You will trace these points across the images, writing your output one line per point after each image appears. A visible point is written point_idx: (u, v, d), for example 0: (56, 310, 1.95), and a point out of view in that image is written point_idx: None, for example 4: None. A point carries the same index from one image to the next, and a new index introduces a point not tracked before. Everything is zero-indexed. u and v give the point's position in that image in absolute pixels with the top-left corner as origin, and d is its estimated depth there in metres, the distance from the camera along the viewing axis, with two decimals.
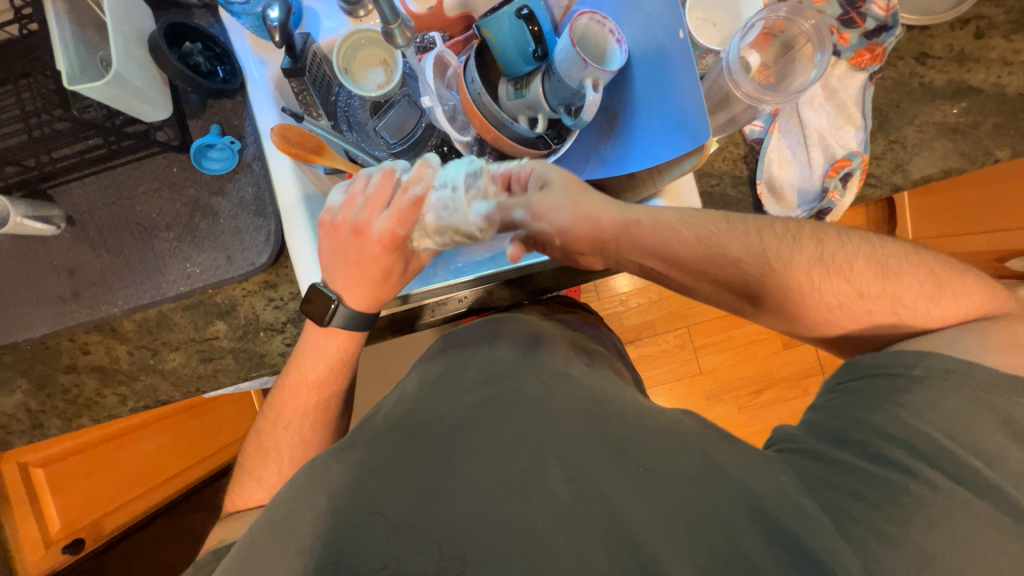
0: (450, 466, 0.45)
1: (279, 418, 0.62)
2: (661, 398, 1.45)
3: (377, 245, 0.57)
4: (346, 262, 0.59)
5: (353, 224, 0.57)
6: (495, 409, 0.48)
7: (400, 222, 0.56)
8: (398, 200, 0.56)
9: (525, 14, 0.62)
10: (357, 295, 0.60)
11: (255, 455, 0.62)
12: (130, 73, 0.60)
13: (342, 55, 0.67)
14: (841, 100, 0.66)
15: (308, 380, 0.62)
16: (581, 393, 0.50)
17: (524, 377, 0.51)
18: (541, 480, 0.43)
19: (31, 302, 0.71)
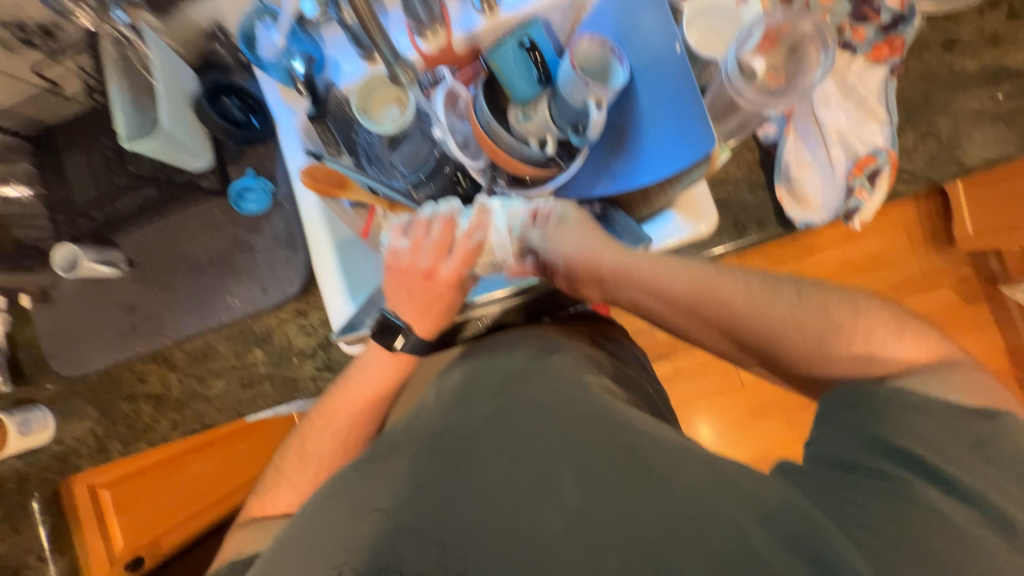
0: (463, 475, 0.45)
1: (323, 430, 0.62)
2: (703, 415, 1.38)
3: (444, 285, 0.61)
4: (413, 300, 0.62)
5: (421, 270, 0.60)
6: (508, 416, 0.50)
7: (465, 264, 0.59)
8: (462, 245, 0.59)
9: (527, 45, 0.66)
10: (423, 325, 0.63)
11: (290, 463, 0.62)
12: (177, 130, 0.68)
13: (359, 96, 0.71)
14: (862, 97, 0.63)
15: (355, 393, 0.64)
16: (589, 400, 0.51)
17: (537, 386, 0.53)
18: (553, 485, 0.43)
19: (97, 337, 0.79)
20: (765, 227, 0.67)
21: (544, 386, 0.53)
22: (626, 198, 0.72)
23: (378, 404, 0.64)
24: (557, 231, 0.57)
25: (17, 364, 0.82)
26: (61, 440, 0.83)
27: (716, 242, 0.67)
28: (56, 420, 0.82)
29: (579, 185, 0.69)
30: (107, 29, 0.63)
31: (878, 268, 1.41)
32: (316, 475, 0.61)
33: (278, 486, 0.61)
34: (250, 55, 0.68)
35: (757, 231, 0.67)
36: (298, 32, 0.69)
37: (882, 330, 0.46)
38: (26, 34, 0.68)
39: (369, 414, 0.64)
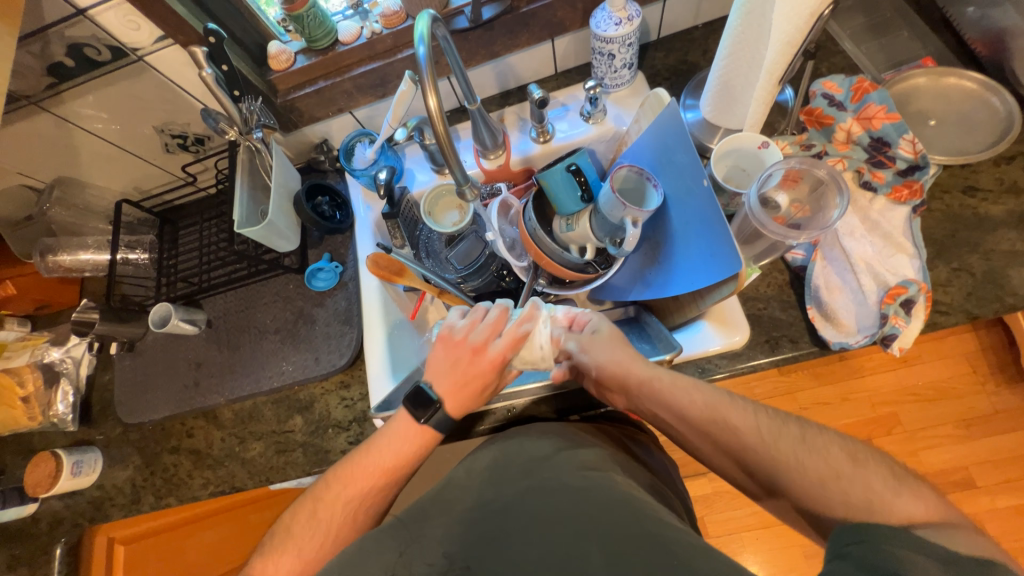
0: (497, 543, 0.52)
1: (338, 493, 0.62)
2: (748, 548, 1.28)
3: (487, 364, 0.63)
4: (453, 372, 0.63)
5: (470, 342, 0.64)
6: (539, 493, 0.56)
7: (512, 347, 0.63)
8: (511, 329, 0.63)
9: (573, 169, 0.76)
10: (457, 402, 0.63)
11: (300, 526, 0.62)
12: (278, 219, 0.81)
13: (428, 201, 0.84)
14: (887, 231, 0.67)
15: (374, 461, 0.62)
16: (614, 490, 0.54)
17: (564, 468, 0.57)
18: (582, 556, 0.48)
19: (163, 389, 0.87)
20: (799, 345, 0.67)
21: (572, 471, 0.57)
22: (659, 305, 0.76)
23: (394, 472, 0.63)
24: (591, 342, 0.64)
25: (88, 406, 0.91)
26: (102, 485, 0.87)
27: (749, 356, 0.68)
28: (104, 464, 0.88)
29: (615, 289, 0.79)
30: (246, 143, 0.78)
31: (937, 398, 1.31)
32: (323, 542, 0.61)
33: (285, 551, 0.60)
34: (347, 165, 0.83)
35: (791, 348, 0.67)
36: (387, 150, 0.84)
37: (888, 473, 0.50)
38: (185, 142, 0.88)
39: (378, 487, 0.62)
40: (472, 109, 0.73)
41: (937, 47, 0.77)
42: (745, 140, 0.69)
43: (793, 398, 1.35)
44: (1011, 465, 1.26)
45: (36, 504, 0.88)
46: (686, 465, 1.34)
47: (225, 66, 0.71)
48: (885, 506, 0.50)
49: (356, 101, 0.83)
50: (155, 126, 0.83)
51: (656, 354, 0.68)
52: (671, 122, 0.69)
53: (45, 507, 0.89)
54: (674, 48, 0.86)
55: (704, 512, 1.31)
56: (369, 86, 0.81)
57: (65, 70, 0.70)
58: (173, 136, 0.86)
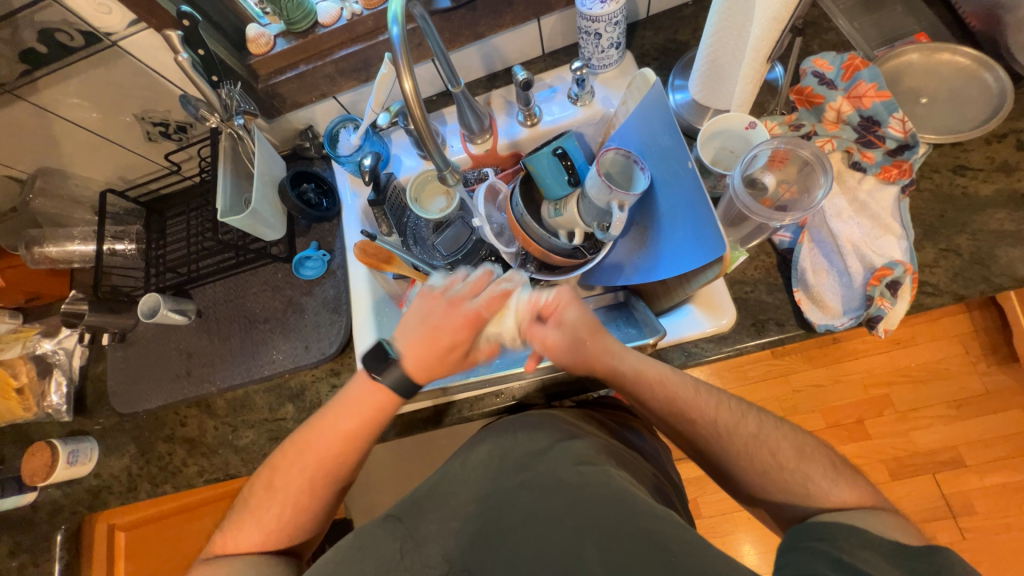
0: (491, 543, 0.52)
1: (293, 461, 0.63)
2: (739, 527, 1.31)
3: (462, 320, 0.60)
4: (423, 325, 0.61)
5: (448, 296, 0.62)
6: (535, 491, 0.54)
7: (488, 307, 0.60)
8: (490, 289, 0.61)
9: (560, 153, 0.75)
10: (416, 356, 0.60)
11: (258, 496, 0.63)
12: (262, 208, 0.80)
13: (414, 187, 0.83)
14: (875, 212, 0.66)
15: (344, 434, 0.62)
16: (613, 483, 0.52)
17: (560, 462, 0.56)
18: (578, 560, 0.48)
19: (155, 378, 0.88)
20: (785, 328, 0.67)
21: (568, 464, 0.56)
22: (647, 290, 0.76)
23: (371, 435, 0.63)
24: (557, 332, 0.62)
25: (83, 396, 0.91)
26: (99, 474, 0.88)
27: (736, 339, 0.68)
28: (99, 453, 0.89)
29: (603, 273, 0.78)
30: (227, 130, 0.77)
31: (929, 378, 1.32)
32: (290, 511, 0.62)
33: (250, 520, 0.62)
34: (331, 151, 0.82)
35: (777, 331, 0.67)
36: (372, 135, 0.83)
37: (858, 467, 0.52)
38: (167, 130, 0.86)
39: (353, 461, 0.63)
40: (456, 93, 0.71)
41: (931, 21, 0.75)
42: (732, 121, 0.68)
43: (787, 381, 1.36)
44: (1002, 444, 1.28)
45: (34, 493, 0.89)
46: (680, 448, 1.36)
47: (201, 50, 0.70)
48: (857, 487, 0.52)
49: (339, 86, 0.82)
50: (135, 114, 0.82)
51: (640, 338, 0.69)
52: (657, 105, 0.68)
53: (43, 495, 0.90)
54: (663, 26, 0.84)
55: (697, 493, 1.34)
56: (352, 70, 0.80)
57: (38, 57, 0.69)
58: (154, 123, 0.85)
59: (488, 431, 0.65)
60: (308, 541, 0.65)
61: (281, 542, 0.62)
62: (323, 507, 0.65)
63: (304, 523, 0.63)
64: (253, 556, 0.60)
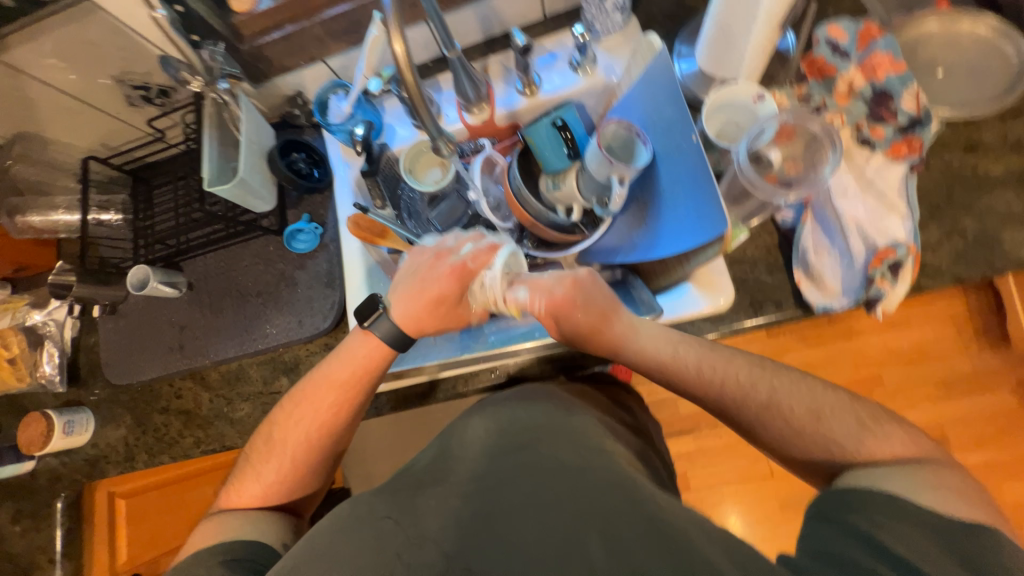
0: (496, 526, 0.47)
1: (297, 421, 0.63)
2: (724, 499, 1.36)
3: (449, 272, 0.62)
4: (412, 278, 0.63)
5: (436, 250, 0.64)
6: (533, 471, 0.53)
7: (473, 258, 0.62)
8: (478, 244, 0.63)
9: (560, 125, 0.74)
10: (401, 304, 0.62)
11: (260, 450, 0.64)
12: (251, 178, 0.77)
13: (408, 158, 0.80)
14: (881, 191, 0.64)
15: (323, 387, 0.63)
16: (612, 468, 0.52)
17: (560, 445, 0.55)
18: (580, 548, 0.44)
19: (148, 351, 0.87)
20: (783, 308, 0.67)
21: (568, 446, 0.55)
22: (645, 268, 0.75)
23: (348, 397, 0.63)
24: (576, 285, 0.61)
25: (76, 367, 0.91)
26: (97, 444, 0.88)
27: (733, 319, 0.67)
28: (95, 424, 0.89)
29: (600, 251, 0.75)
30: (212, 95, 0.75)
31: (921, 359, 1.33)
32: (281, 465, 0.63)
33: (253, 478, 0.63)
34: (322, 120, 0.79)
35: (775, 311, 0.67)
36: (365, 103, 0.80)
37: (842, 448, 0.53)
38: (148, 93, 0.83)
39: (338, 413, 0.63)
40: (453, 58, 0.67)
41: None
42: (740, 93, 0.65)
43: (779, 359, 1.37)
44: (985, 423, 1.31)
45: (32, 462, 0.89)
46: (673, 423, 1.39)
47: (179, 7, 0.67)
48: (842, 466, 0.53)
49: (328, 49, 0.78)
50: (113, 76, 0.78)
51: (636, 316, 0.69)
52: (661, 76, 0.68)
53: (42, 465, 0.90)
54: None
55: (687, 467, 1.38)
56: (342, 31, 0.75)
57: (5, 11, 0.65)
58: (134, 86, 0.81)
59: (484, 406, 0.64)
60: (309, 500, 0.67)
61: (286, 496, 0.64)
62: (316, 465, 0.65)
63: (296, 481, 0.64)
64: (255, 512, 0.61)
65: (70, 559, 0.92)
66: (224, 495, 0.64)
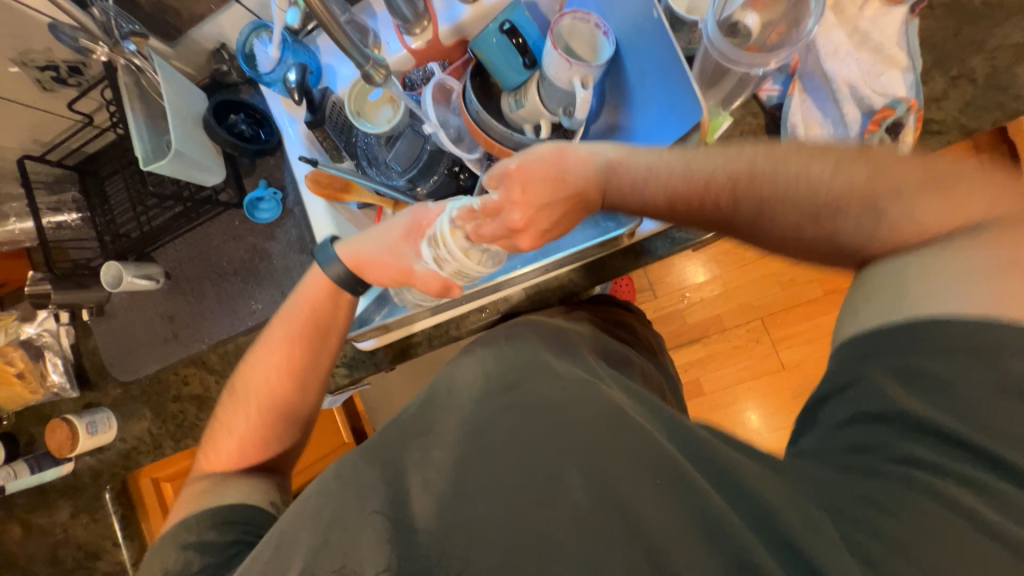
0: (489, 469, 0.46)
1: (258, 368, 0.67)
2: (738, 398, 1.39)
3: (402, 230, 0.64)
4: (372, 240, 0.65)
5: (396, 212, 0.66)
6: (518, 411, 0.50)
7: (428, 214, 0.63)
8: (434, 200, 0.64)
9: (508, 28, 0.64)
10: (373, 270, 0.64)
11: (231, 407, 0.67)
12: (188, 149, 0.71)
13: (352, 100, 0.73)
14: (877, 43, 0.57)
15: (278, 336, 0.66)
16: (601, 400, 0.50)
17: (545, 383, 0.53)
18: (560, 484, 0.44)
19: (145, 345, 0.87)
20: None
21: (554, 383, 0.53)
22: None
23: (303, 344, 0.66)
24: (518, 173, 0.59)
25: (84, 371, 0.92)
26: (125, 438, 0.92)
27: None
28: (118, 420, 0.92)
29: None
30: (121, 60, 0.68)
31: None
32: (248, 417, 0.66)
33: (231, 433, 0.66)
34: (252, 72, 0.71)
35: None
36: (292, 44, 0.72)
37: None
38: (60, 74, 0.75)
39: (300, 361, 0.66)
40: None
41: None
42: None
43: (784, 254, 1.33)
44: None
45: (72, 463, 0.94)
46: (681, 334, 1.40)
47: None
48: None
49: None
50: (14, 60, 0.71)
51: (617, 230, 0.65)
52: None
53: (80, 464, 0.95)
54: None
55: (699, 373, 1.41)
56: None
57: None
58: (42, 68, 0.73)
59: (468, 351, 0.61)
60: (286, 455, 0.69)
61: (264, 449, 0.66)
62: (289, 416, 0.67)
63: (272, 429, 0.67)
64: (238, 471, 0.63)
65: (132, 539, 0.98)
66: (204, 456, 0.67)
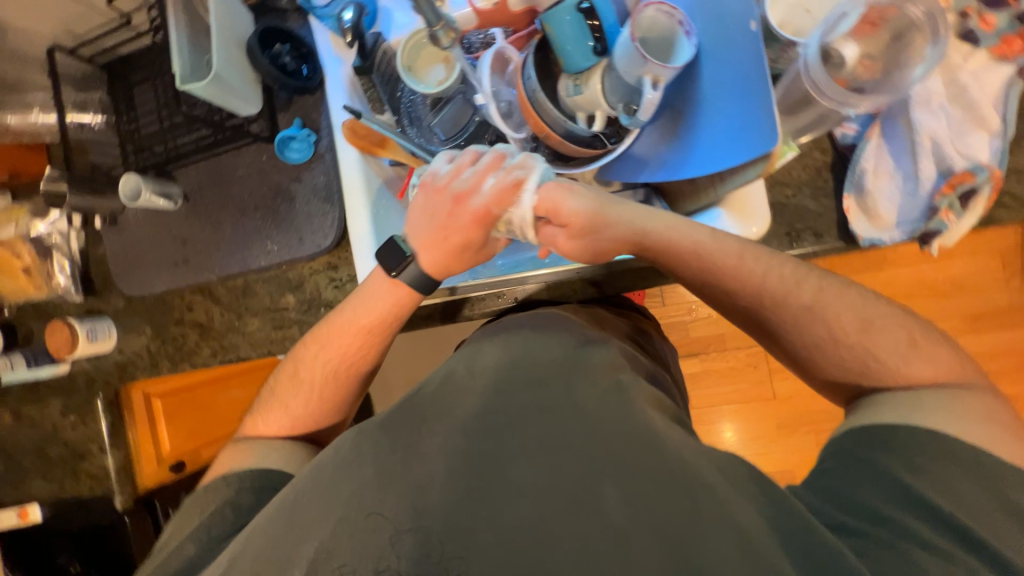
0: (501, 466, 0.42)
1: (318, 353, 0.64)
2: (722, 418, 1.41)
3: (471, 217, 0.58)
4: (432, 223, 0.59)
5: (454, 193, 0.58)
6: (543, 413, 0.46)
7: (497, 201, 0.57)
8: (501, 178, 0.56)
9: (585, 9, 0.60)
10: (431, 255, 0.59)
11: (285, 384, 0.65)
12: (228, 73, 0.68)
13: (405, 52, 0.68)
14: (972, 100, 0.53)
15: (348, 324, 0.62)
16: (633, 412, 0.46)
17: (578, 387, 0.48)
18: (595, 499, 0.40)
19: (154, 263, 0.86)
20: (822, 239, 0.60)
21: (579, 382, 0.49)
22: (671, 188, 0.67)
23: (371, 339, 0.63)
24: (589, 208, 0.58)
25: (89, 277, 0.91)
26: (122, 350, 0.92)
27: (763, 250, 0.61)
28: (117, 332, 0.92)
29: (622, 168, 0.66)
30: None
31: (953, 292, 1.26)
32: (307, 399, 0.64)
33: (280, 406, 0.65)
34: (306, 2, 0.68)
35: (813, 243, 0.60)
36: None
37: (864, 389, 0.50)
38: None
39: (367, 353, 0.64)
40: None
41: None
42: None
43: None
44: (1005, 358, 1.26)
45: (67, 365, 0.94)
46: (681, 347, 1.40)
47: None
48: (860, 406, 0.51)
49: None
50: None
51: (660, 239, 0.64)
52: None
53: (76, 367, 0.96)
54: None
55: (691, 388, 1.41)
56: None
57: None
58: None
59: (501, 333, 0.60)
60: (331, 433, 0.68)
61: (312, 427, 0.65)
62: (345, 399, 0.66)
63: (325, 413, 0.65)
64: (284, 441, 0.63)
65: (118, 448, 0.98)
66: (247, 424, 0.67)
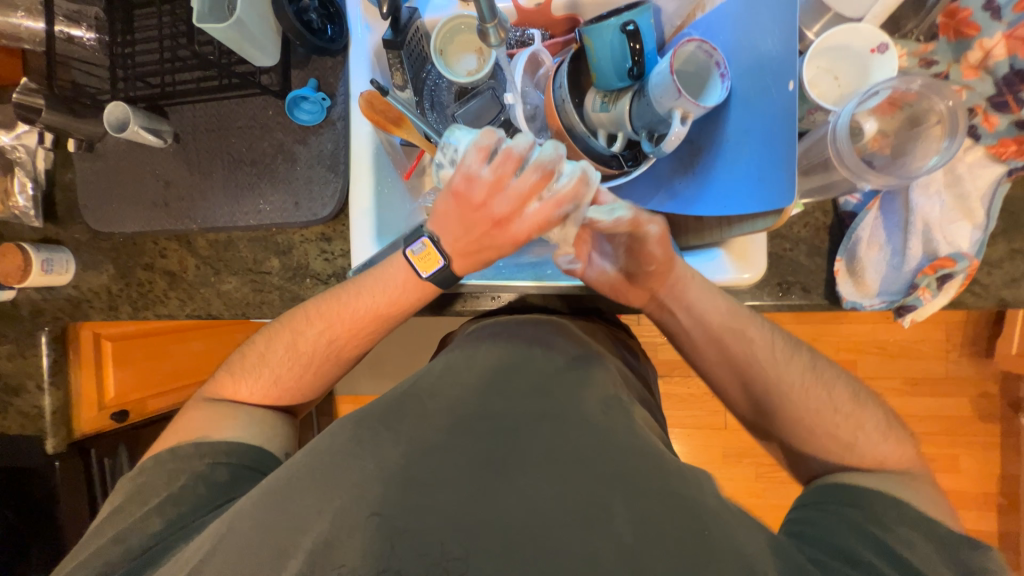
0: (504, 471, 0.44)
1: (323, 329, 0.62)
2: (676, 440, 1.46)
3: (509, 240, 0.55)
4: (465, 236, 0.56)
5: (495, 215, 0.53)
6: (548, 419, 0.48)
7: (540, 229, 0.53)
8: (547, 207, 0.52)
9: (631, 30, 0.59)
10: (464, 265, 0.58)
11: (277, 354, 0.62)
12: (250, 20, 0.64)
13: (441, 36, 0.67)
14: (964, 192, 0.57)
15: (363, 307, 0.61)
16: (629, 432, 0.48)
17: (583, 399, 0.50)
18: (606, 513, 0.41)
19: (129, 201, 0.81)
20: (809, 295, 0.63)
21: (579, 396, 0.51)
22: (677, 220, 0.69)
23: (380, 326, 0.62)
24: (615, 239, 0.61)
25: (52, 202, 0.84)
26: (78, 287, 0.86)
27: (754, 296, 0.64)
28: (76, 266, 0.85)
29: (635, 192, 0.68)
30: None
31: (901, 354, 1.35)
32: (302, 372, 0.62)
33: (262, 374, 0.62)
34: None
35: (799, 297, 0.64)
36: None
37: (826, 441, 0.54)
38: None
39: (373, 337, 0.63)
40: None
41: None
42: (860, 37, 0.56)
43: None
44: (941, 423, 1.36)
45: (12, 292, 0.87)
46: None
47: None
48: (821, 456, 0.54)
49: None
50: None
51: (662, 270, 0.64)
52: None
53: (23, 296, 0.89)
54: None
55: None
56: None
57: None
58: None
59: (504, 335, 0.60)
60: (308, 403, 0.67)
61: (290, 398, 0.64)
62: (332, 376, 0.65)
63: (310, 388, 0.64)
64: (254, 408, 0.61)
65: (57, 388, 0.91)
66: (218, 384, 0.63)
